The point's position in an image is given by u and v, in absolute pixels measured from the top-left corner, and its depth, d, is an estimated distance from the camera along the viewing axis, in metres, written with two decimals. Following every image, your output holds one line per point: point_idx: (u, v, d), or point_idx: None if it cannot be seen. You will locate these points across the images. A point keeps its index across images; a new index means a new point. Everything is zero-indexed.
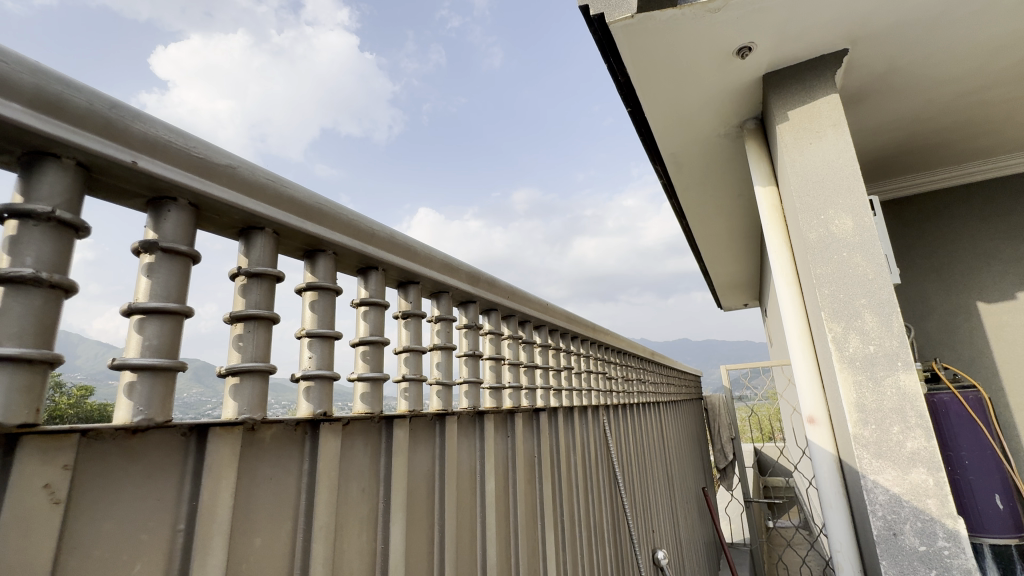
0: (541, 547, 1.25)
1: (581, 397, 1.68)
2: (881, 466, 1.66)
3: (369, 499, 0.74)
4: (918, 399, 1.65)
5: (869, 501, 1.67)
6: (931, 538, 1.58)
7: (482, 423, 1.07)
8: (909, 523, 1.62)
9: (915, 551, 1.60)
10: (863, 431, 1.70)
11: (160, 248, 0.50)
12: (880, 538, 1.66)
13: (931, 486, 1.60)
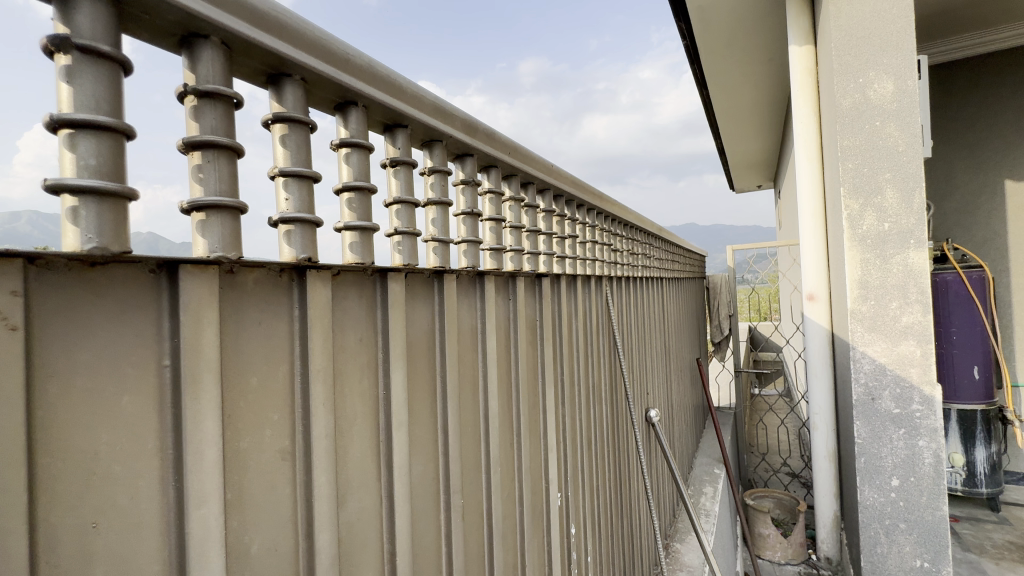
0: (542, 401, 1.32)
1: (586, 268, 1.65)
2: (872, 339, 2.00)
3: (368, 348, 0.74)
4: (921, 276, 1.91)
5: (857, 370, 2.03)
6: (906, 401, 1.96)
7: (482, 284, 1.05)
8: (889, 390, 1.99)
9: (890, 413, 1.99)
10: (861, 306, 2.01)
11: (75, 47, 0.41)
12: (860, 402, 2.04)
13: (917, 356, 1.93)
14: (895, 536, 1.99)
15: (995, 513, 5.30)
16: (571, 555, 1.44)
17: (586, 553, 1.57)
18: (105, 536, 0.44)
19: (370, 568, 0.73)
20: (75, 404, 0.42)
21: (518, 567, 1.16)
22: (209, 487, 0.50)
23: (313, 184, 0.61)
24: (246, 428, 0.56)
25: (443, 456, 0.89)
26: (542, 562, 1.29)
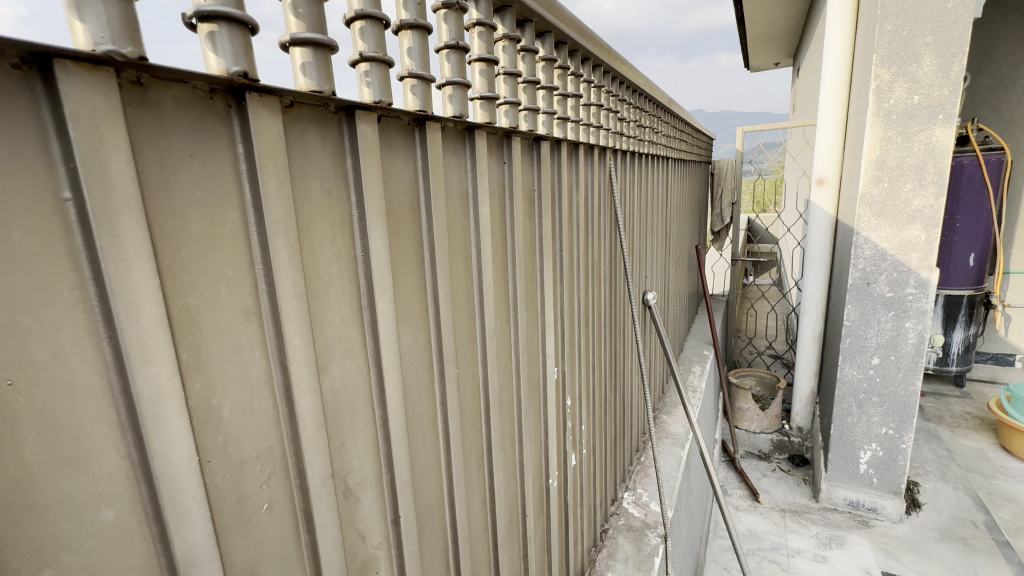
0: (540, 278, 1.26)
1: (589, 137, 1.49)
2: (878, 227, 2.80)
3: (338, 202, 0.64)
4: (937, 159, 2.57)
5: (863, 263, 2.91)
6: (902, 287, 2.85)
7: (474, 142, 0.92)
8: (887, 281, 2.87)
9: (884, 298, 2.90)
10: (878, 187, 2.72)
11: None
12: (862, 291, 2.95)
13: (918, 242, 2.72)
14: (871, 407, 3.07)
15: (958, 388, 5.74)
16: (566, 424, 1.50)
17: (581, 423, 1.64)
18: (27, 396, 0.37)
19: (362, 434, 0.70)
20: None
21: (515, 435, 1.19)
22: (154, 344, 0.43)
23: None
24: (195, 284, 0.48)
25: (434, 326, 0.84)
26: (539, 431, 1.33)
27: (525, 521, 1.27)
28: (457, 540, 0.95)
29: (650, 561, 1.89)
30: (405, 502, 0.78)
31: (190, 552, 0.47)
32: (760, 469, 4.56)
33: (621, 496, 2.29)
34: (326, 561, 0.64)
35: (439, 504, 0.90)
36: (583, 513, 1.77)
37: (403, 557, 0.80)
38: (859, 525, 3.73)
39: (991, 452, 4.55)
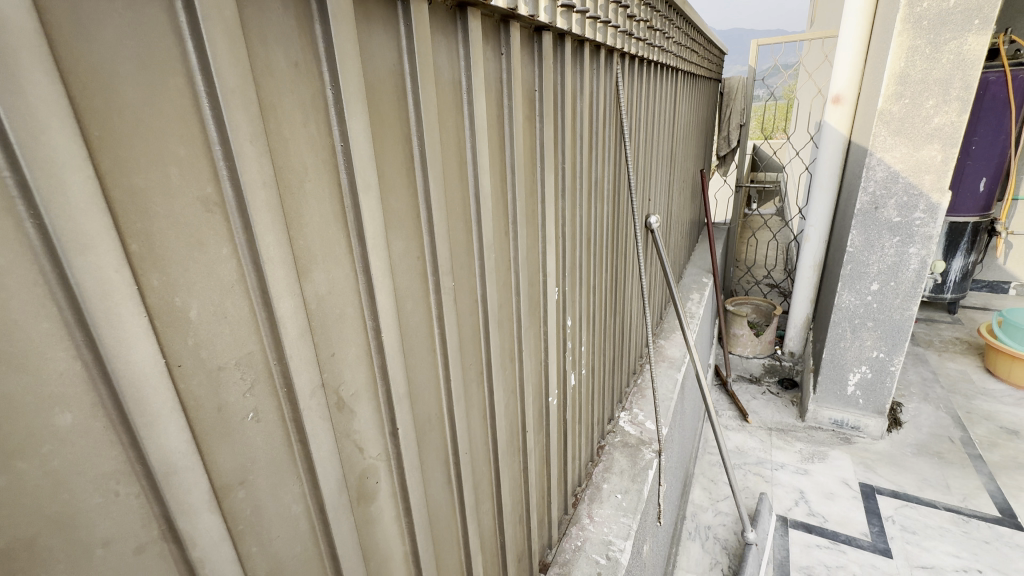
0: (541, 191, 1.17)
1: (597, 34, 1.34)
2: (895, 144, 3.20)
3: (308, 79, 0.54)
4: (963, 71, 2.96)
5: (874, 184, 3.32)
6: (911, 210, 3.31)
7: (467, 24, 0.80)
8: (895, 202, 3.30)
9: (891, 219, 3.35)
10: (901, 100, 3.12)
11: None
12: (872, 212, 3.39)
13: (935, 161, 3.15)
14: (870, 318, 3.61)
15: (950, 314, 5.83)
16: (567, 345, 1.49)
17: (581, 344, 1.63)
18: None
19: (353, 344, 0.66)
20: None
21: (515, 354, 1.16)
22: (93, 228, 0.37)
23: None
24: (137, 162, 0.40)
25: (427, 234, 0.77)
26: (539, 350, 1.32)
27: (526, 437, 1.29)
28: (457, 454, 0.95)
29: (644, 474, 1.98)
30: (404, 412, 0.77)
31: (167, 458, 0.44)
32: (750, 391, 4.68)
33: (617, 415, 2.36)
34: (321, 469, 0.62)
35: (437, 418, 0.88)
36: (582, 429, 1.82)
37: (403, 468, 0.79)
38: (840, 441, 3.96)
39: (974, 375, 4.70)
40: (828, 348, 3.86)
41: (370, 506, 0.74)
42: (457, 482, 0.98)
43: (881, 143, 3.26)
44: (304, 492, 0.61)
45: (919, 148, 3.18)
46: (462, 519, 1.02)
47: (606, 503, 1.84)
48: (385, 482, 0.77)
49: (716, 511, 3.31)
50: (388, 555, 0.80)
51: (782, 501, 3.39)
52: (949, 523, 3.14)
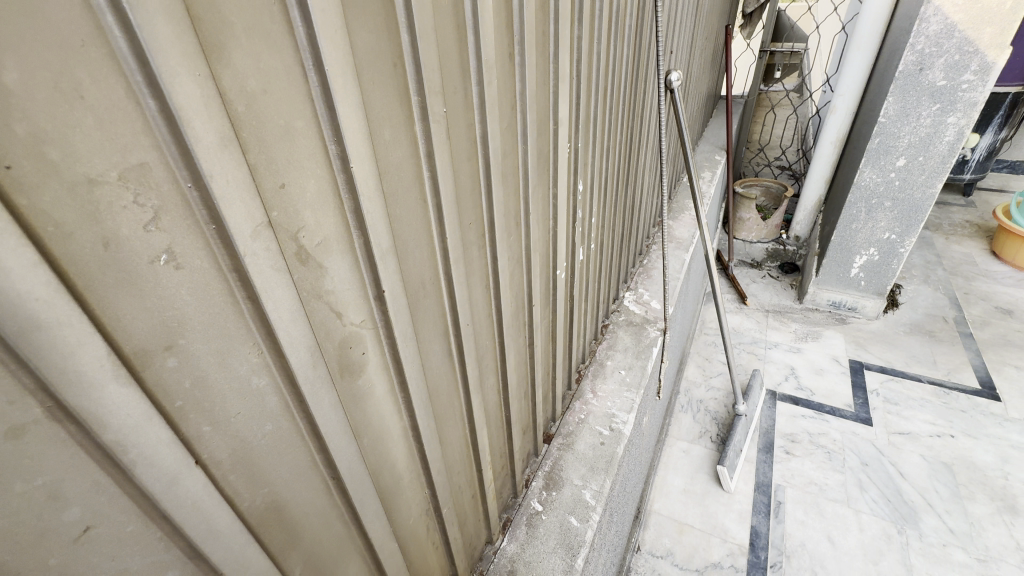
0: (553, 4, 0.91)
1: None
2: None
3: None
4: None
5: (920, 40, 2.93)
6: (961, 72, 2.94)
7: None
8: (940, 63, 2.95)
9: (932, 85, 3.03)
10: None
11: None
12: (911, 76, 3.04)
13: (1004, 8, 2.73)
14: (882, 200, 3.47)
15: (964, 197, 5.62)
16: (576, 213, 1.33)
17: (590, 214, 1.47)
18: None
19: (311, 176, 0.49)
20: None
21: (521, 217, 1.00)
22: None
23: None
24: None
25: (406, 31, 0.56)
26: (547, 216, 1.15)
27: (532, 312, 1.18)
28: (458, 326, 0.84)
29: (649, 352, 1.95)
30: (390, 272, 0.62)
31: (19, 303, 0.30)
32: (750, 276, 4.69)
33: (622, 295, 2.28)
34: (286, 335, 0.49)
35: (432, 283, 0.75)
36: (587, 307, 1.73)
37: (394, 338, 0.67)
38: (836, 322, 4.00)
39: (978, 257, 4.64)
40: (839, 229, 3.72)
41: (357, 379, 0.63)
42: (459, 355, 0.88)
43: None
44: (267, 363, 0.49)
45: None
46: (465, 394, 0.94)
47: (610, 379, 1.82)
48: (374, 354, 0.65)
49: (708, 386, 3.44)
50: (385, 431, 0.72)
51: (772, 377, 3.51)
52: (930, 396, 3.28)
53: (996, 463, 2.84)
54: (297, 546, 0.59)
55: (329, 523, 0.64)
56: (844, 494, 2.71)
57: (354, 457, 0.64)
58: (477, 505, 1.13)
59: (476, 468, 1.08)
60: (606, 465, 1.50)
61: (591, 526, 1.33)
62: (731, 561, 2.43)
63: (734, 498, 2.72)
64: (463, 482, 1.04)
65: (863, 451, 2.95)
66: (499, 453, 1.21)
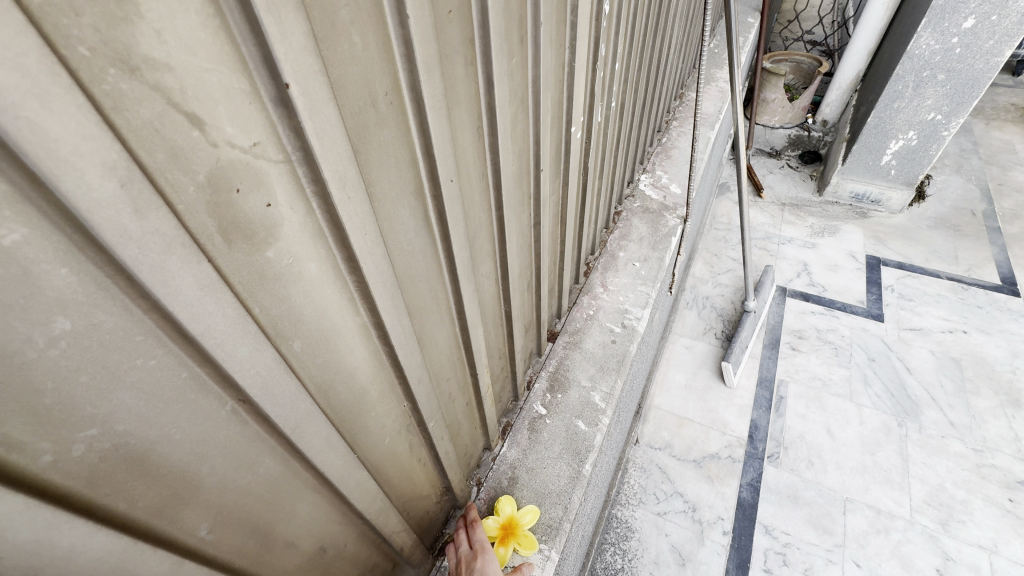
0: None
1: None
2: None
3: None
4: None
5: None
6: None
7: None
8: None
9: None
10: None
11: None
12: None
13: None
14: (936, 73, 3.01)
15: (1013, 78, 5.04)
16: (598, 49, 1.00)
17: (614, 58, 1.13)
18: None
19: None
20: None
21: (527, 32, 0.69)
22: None
23: None
24: None
25: None
26: (562, 45, 0.84)
27: (540, 183, 0.91)
28: (437, 182, 0.57)
29: (667, 242, 1.70)
30: (301, 54, 0.34)
31: None
32: (767, 166, 4.23)
33: (637, 179, 1.97)
34: (39, 140, 0.23)
35: (391, 103, 0.47)
36: (601, 188, 1.44)
37: (326, 183, 0.40)
38: (856, 217, 3.72)
39: (1019, 145, 4.24)
40: (878, 109, 3.30)
41: (263, 248, 0.38)
42: (442, 230, 0.63)
43: None
44: (14, 196, 0.23)
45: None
46: (452, 283, 0.71)
47: (623, 272, 1.60)
48: (290, 208, 0.39)
49: (716, 282, 3.26)
50: (332, 332, 0.49)
51: (783, 274, 3.34)
52: (948, 291, 3.13)
53: (1006, 358, 2.77)
54: (193, 501, 0.39)
55: (251, 459, 0.44)
56: (847, 389, 2.66)
57: (276, 368, 0.41)
58: (472, 413, 0.96)
59: (470, 372, 0.89)
60: (618, 366, 1.33)
61: (600, 431, 1.19)
62: (729, 452, 2.43)
63: (736, 393, 2.67)
64: (454, 390, 0.85)
65: (871, 347, 2.86)
66: (497, 355, 1.02)
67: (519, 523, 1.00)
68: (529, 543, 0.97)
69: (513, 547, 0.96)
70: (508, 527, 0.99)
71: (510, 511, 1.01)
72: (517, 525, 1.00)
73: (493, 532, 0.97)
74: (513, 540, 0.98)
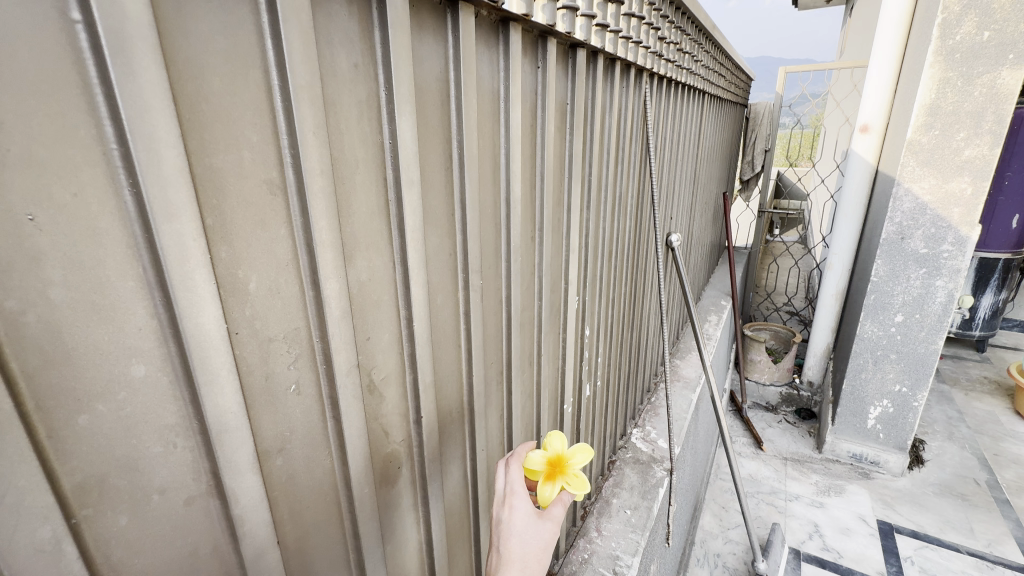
0: (567, 200, 1.22)
1: (628, 53, 1.37)
2: (920, 176, 2.90)
3: (365, 80, 0.59)
4: (996, 104, 2.65)
5: (896, 211, 3.03)
6: (939, 237, 2.96)
7: (506, 36, 0.85)
8: (921, 233, 3.01)
9: (916, 253, 3.06)
10: (922, 137, 2.85)
11: None
12: (891, 242, 3.10)
13: (965, 195, 2.83)
14: (887, 357, 3.40)
15: (978, 352, 5.64)
16: (584, 354, 1.52)
17: (597, 355, 1.66)
18: (57, 265, 0.36)
19: (386, 330, 0.70)
20: None
21: (534, 357, 1.20)
22: (180, 199, 0.41)
23: None
24: (217, 144, 0.45)
25: (461, 234, 0.81)
26: (557, 357, 1.35)
27: (541, 443, 1.30)
28: (475, 449, 0.98)
29: (655, 492, 1.96)
30: (428, 401, 0.80)
31: (220, 415, 0.48)
32: (765, 419, 4.55)
33: (629, 432, 2.35)
34: (349, 448, 0.65)
35: (458, 411, 0.91)
36: (593, 445, 1.81)
37: (424, 456, 0.82)
38: (859, 477, 3.82)
39: (1003, 416, 4.52)
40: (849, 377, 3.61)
41: (392, 488, 0.77)
42: (473, 478, 1.00)
43: (909, 173, 2.93)
44: (333, 466, 0.65)
45: (949, 179, 2.84)
46: (475, 516, 1.04)
47: (615, 518, 1.83)
48: (406, 468, 0.80)
49: (725, 538, 3.24)
50: (405, 542, 0.83)
51: (795, 534, 3.31)
52: (973, 569, 3.01)
53: None
54: None
55: None
56: None
57: (378, 559, 0.75)
58: None
59: (475, 558, 1.09)
60: None
61: None
62: None
63: None
64: (458, 536, 1.00)
65: None
66: None
67: (568, 462, 0.85)
68: (580, 482, 0.81)
69: (561, 486, 0.81)
70: (555, 464, 0.84)
71: (559, 447, 0.86)
72: (566, 464, 0.85)
73: (538, 467, 0.82)
74: (562, 478, 0.82)
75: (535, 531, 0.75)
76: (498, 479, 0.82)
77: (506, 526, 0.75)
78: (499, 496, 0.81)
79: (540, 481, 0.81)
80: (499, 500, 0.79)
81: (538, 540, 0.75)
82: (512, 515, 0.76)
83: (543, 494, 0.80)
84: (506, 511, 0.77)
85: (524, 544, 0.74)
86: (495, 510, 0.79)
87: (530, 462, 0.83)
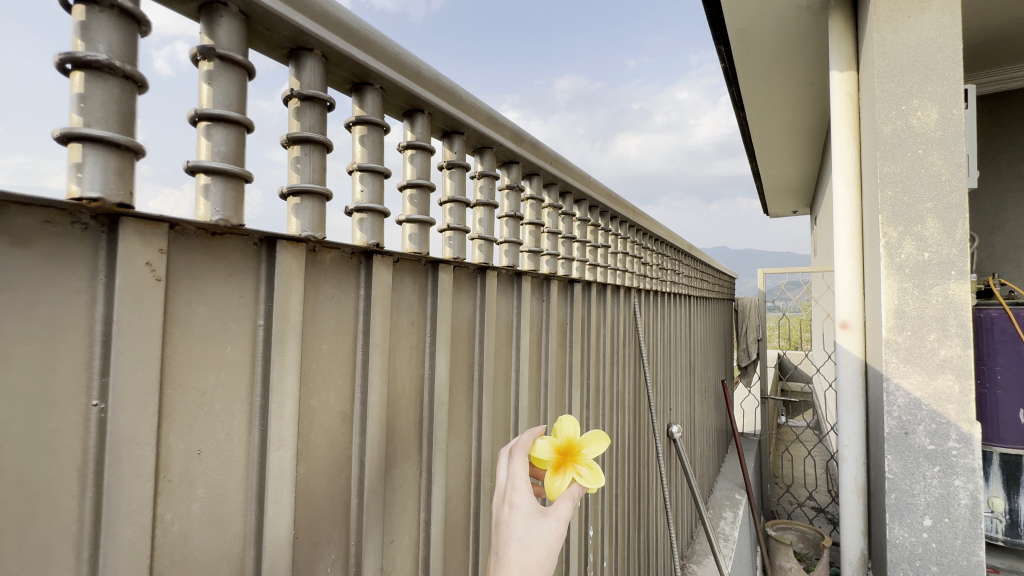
0: (568, 402, 1.38)
1: (615, 279, 1.68)
2: (906, 370, 2.01)
3: (417, 331, 0.82)
4: (961, 308, 1.92)
5: (890, 403, 2.05)
6: (942, 438, 1.95)
7: (520, 284, 1.13)
8: (924, 425, 1.99)
9: (924, 449, 1.99)
10: (896, 336, 2.03)
11: (214, 115, 0.48)
12: (893, 435, 2.05)
13: (953, 392, 1.93)
14: None
15: None
16: (587, 556, 1.49)
17: (601, 557, 1.61)
18: (201, 487, 0.51)
19: (407, 533, 0.79)
20: (192, 367, 0.51)
21: None
22: (286, 431, 0.58)
23: (383, 218, 0.68)
24: (316, 388, 0.64)
25: (476, 441, 0.96)
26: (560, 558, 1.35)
27: None
28: None
29: None
30: None
31: None
32: None
33: None
34: None
35: None
36: None
37: None
38: None
39: None
40: None
41: None
42: None
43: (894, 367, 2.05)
44: None
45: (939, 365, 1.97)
46: None
47: None
48: None
49: None
50: None
51: None
52: None
53: None
54: None
55: None
56: None
57: None
58: None
59: None
60: None
61: None
62: None
63: None
64: None
65: None
66: None
67: (578, 451, 0.83)
68: (591, 473, 0.78)
69: (572, 477, 0.78)
70: (566, 452, 0.82)
71: (570, 434, 0.85)
72: (576, 452, 0.83)
73: (546, 456, 0.81)
74: (572, 467, 0.80)
75: (539, 530, 0.65)
76: (500, 473, 0.75)
77: (506, 526, 0.66)
78: (501, 490, 0.72)
79: (549, 471, 0.80)
80: (500, 495, 0.71)
81: (542, 542, 0.64)
82: (512, 513, 0.67)
83: (553, 486, 0.78)
84: (506, 509, 0.68)
85: (524, 547, 0.63)
86: (496, 507, 0.70)
87: (538, 451, 0.81)
